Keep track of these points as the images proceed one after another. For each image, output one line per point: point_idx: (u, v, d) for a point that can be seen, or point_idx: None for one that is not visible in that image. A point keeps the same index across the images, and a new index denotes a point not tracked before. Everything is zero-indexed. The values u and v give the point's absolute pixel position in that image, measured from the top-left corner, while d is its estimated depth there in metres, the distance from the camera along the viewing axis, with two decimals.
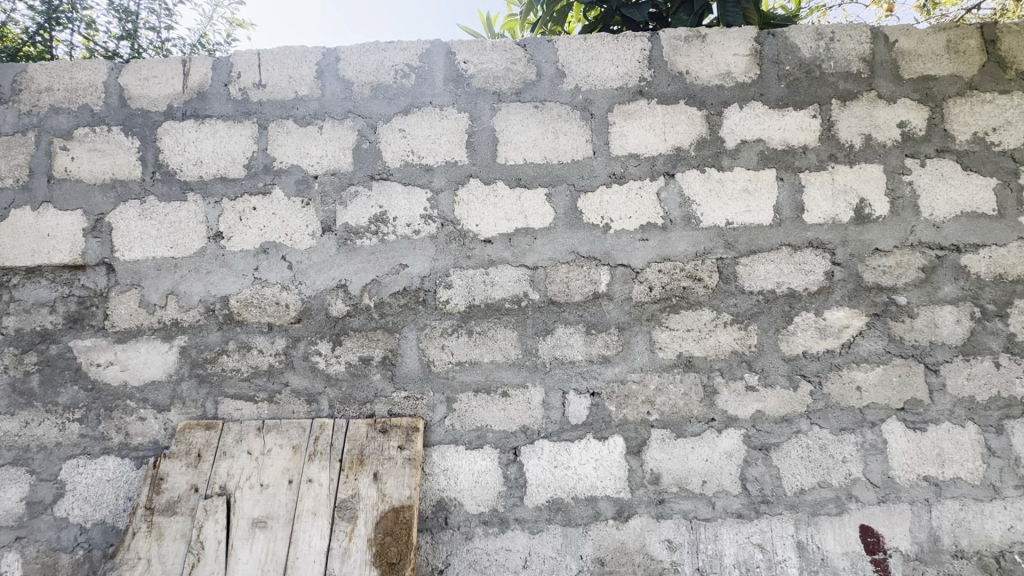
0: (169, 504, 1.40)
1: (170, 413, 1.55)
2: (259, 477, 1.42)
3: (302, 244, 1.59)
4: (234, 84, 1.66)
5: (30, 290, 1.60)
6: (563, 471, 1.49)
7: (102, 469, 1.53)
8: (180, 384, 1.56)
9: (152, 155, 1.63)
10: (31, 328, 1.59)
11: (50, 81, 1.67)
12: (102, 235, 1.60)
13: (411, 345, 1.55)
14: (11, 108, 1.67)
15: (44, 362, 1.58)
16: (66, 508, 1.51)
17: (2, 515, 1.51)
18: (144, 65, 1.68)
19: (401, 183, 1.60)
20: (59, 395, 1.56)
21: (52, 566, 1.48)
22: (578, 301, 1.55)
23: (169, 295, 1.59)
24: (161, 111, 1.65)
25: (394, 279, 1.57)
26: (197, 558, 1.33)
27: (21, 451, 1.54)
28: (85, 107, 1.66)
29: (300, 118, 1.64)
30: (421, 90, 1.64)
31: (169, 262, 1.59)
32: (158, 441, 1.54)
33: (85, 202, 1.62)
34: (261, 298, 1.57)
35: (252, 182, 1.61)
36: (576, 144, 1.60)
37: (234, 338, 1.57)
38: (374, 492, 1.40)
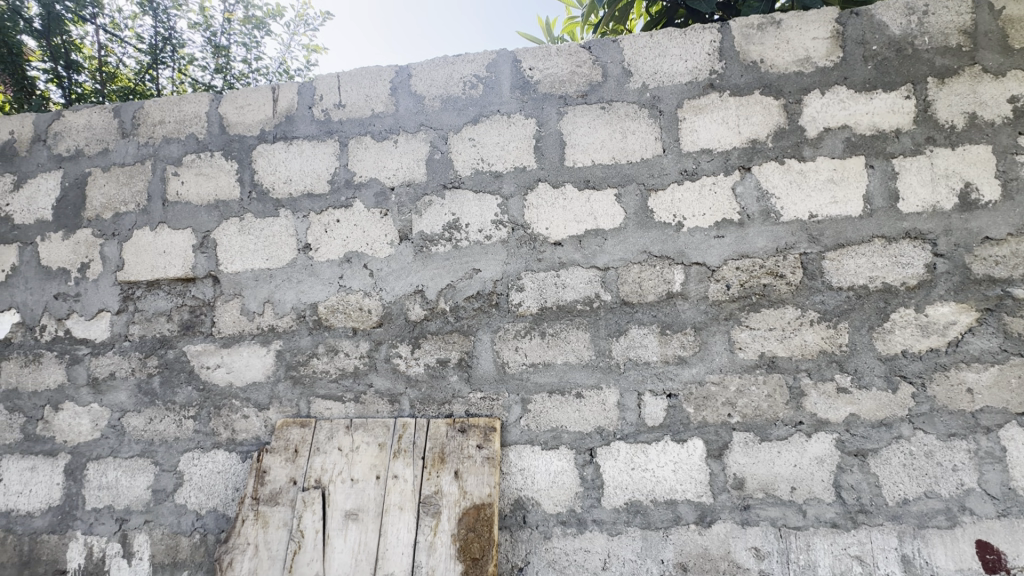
0: (272, 494, 1.52)
1: (269, 411, 1.69)
2: (350, 472, 1.51)
3: (382, 253, 1.68)
4: (318, 106, 1.78)
5: (150, 301, 1.81)
6: (641, 473, 1.47)
7: (213, 462, 1.69)
8: (277, 385, 1.69)
9: (248, 176, 1.79)
10: (152, 335, 1.79)
11: (163, 115, 1.88)
12: (208, 251, 1.78)
13: (486, 347, 1.59)
14: (132, 140, 1.89)
15: (163, 365, 1.77)
16: (185, 496, 1.68)
17: (133, 500, 1.71)
18: (239, 95, 1.84)
19: (472, 191, 1.65)
20: (177, 394, 1.75)
21: (174, 548, 1.65)
22: (652, 301, 1.53)
23: (265, 303, 1.73)
24: (255, 135, 1.81)
25: (468, 283, 1.62)
26: (298, 545, 1.44)
27: (147, 443, 1.74)
28: (192, 136, 1.85)
29: (376, 133, 1.73)
30: (489, 99, 1.68)
31: (265, 273, 1.74)
32: (259, 437, 1.68)
33: (193, 221, 1.80)
34: (346, 304, 1.68)
35: (335, 197, 1.73)
36: (645, 142, 1.58)
37: (323, 341, 1.68)
38: (456, 489, 1.45)
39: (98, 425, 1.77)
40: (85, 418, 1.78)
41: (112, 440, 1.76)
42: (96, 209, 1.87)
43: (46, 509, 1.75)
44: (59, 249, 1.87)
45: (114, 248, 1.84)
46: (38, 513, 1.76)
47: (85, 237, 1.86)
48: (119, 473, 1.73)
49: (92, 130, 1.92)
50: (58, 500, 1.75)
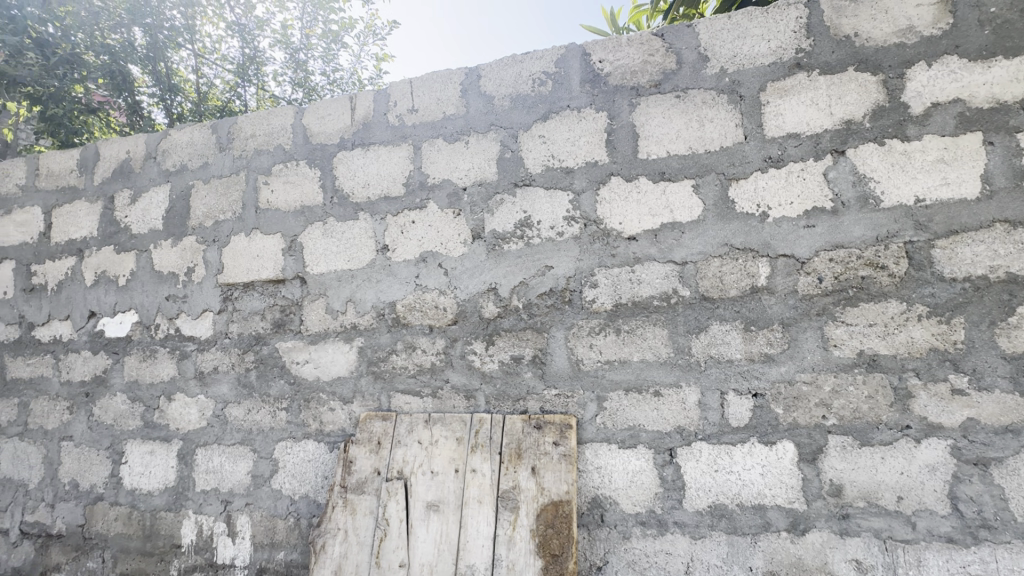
0: (358, 483, 1.60)
1: (353, 405, 1.78)
2: (430, 465, 1.56)
3: (456, 252, 1.72)
4: (392, 112, 1.85)
5: (247, 301, 1.96)
6: (725, 476, 1.41)
7: (304, 451, 1.80)
8: (360, 379, 1.78)
9: (330, 182, 1.89)
10: (249, 333, 1.94)
11: (254, 128, 2.03)
12: (296, 253, 1.90)
13: (560, 345, 1.59)
14: (228, 154, 2.05)
15: (258, 360, 1.91)
16: (280, 482, 1.81)
17: (236, 484, 1.87)
18: (321, 105, 1.95)
19: (543, 188, 1.65)
20: (271, 388, 1.88)
21: (272, 529, 1.79)
22: (734, 296, 1.46)
23: (348, 302, 1.82)
24: (335, 143, 1.91)
25: (541, 280, 1.62)
26: (384, 533, 1.51)
27: (246, 432, 1.89)
28: (279, 147, 1.98)
29: (448, 135, 1.77)
30: (558, 95, 1.67)
31: (347, 273, 1.83)
32: (345, 429, 1.77)
33: (282, 226, 1.93)
34: (422, 303, 1.73)
35: (410, 199, 1.79)
36: (724, 130, 1.51)
37: (402, 338, 1.75)
38: (533, 485, 1.46)
39: (205, 414, 1.95)
40: (193, 408, 1.97)
41: (216, 428, 1.93)
42: (198, 218, 2.05)
43: (163, 489, 1.95)
44: (169, 255, 2.07)
45: (215, 253, 2.01)
46: (156, 493, 1.96)
47: (190, 244, 2.05)
48: (223, 459, 1.90)
49: (193, 146, 2.11)
50: (172, 481, 1.95)
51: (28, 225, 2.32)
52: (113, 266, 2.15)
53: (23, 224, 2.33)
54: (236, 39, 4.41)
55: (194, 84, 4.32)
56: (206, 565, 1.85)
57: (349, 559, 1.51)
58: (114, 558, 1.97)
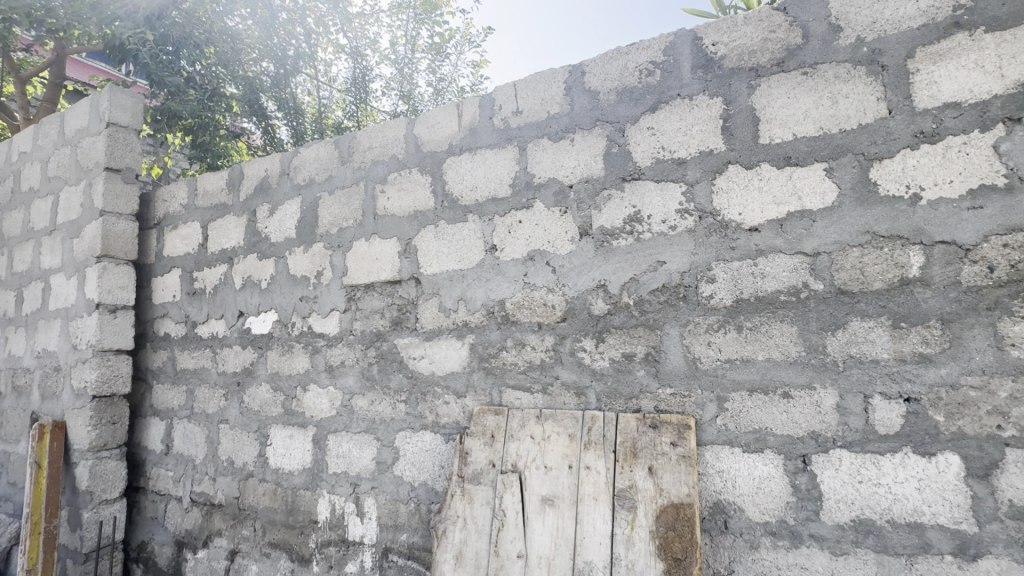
0: (474, 474, 1.66)
1: (467, 399, 1.85)
2: (543, 460, 1.58)
3: (563, 250, 1.73)
4: (497, 116, 1.91)
5: (368, 301, 2.12)
6: (872, 488, 1.28)
7: (422, 441, 1.92)
8: (472, 375, 1.85)
9: (441, 187, 1.99)
10: (371, 330, 2.10)
11: (371, 141, 2.19)
12: (411, 256, 2.02)
13: (674, 342, 1.54)
14: (349, 166, 2.24)
15: (379, 355, 2.07)
16: (402, 469, 1.94)
17: (362, 469, 2.03)
18: (430, 115, 2.06)
19: (653, 181, 1.60)
20: (391, 381, 2.03)
21: (395, 512, 1.92)
22: (879, 289, 1.32)
23: (459, 301, 1.90)
24: (444, 149, 2.01)
25: (652, 276, 1.58)
26: (502, 523, 1.56)
27: (370, 422, 2.05)
28: (393, 157, 2.12)
29: (553, 134, 1.79)
30: (668, 84, 1.62)
31: (458, 273, 1.91)
32: (460, 421, 1.86)
33: (398, 231, 2.07)
34: (531, 300, 1.76)
35: (517, 199, 1.83)
36: (863, 105, 1.37)
37: (511, 335, 1.79)
38: (651, 486, 1.43)
39: (334, 403, 2.15)
40: (325, 399, 2.17)
41: (344, 417, 2.11)
42: (325, 226, 2.26)
43: (302, 470, 2.18)
44: (302, 260, 2.31)
45: (340, 257, 2.20)
46: (296, 472, 2.19)
47: (319, 250, 2.26)
48: (351, 445, 2.07)
49: (319, 161, 2.33)
50: (309, 463, 2.17)
51: (190, 237, 2.71)
52: (256, 271, 2.45)
53: (186, 237, 2.72)
54: (346, 61, 5.12)
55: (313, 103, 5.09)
56: (338, 540, 2.04)
57: (469, 545, 1.58)
58: (264, 527, 2.24)
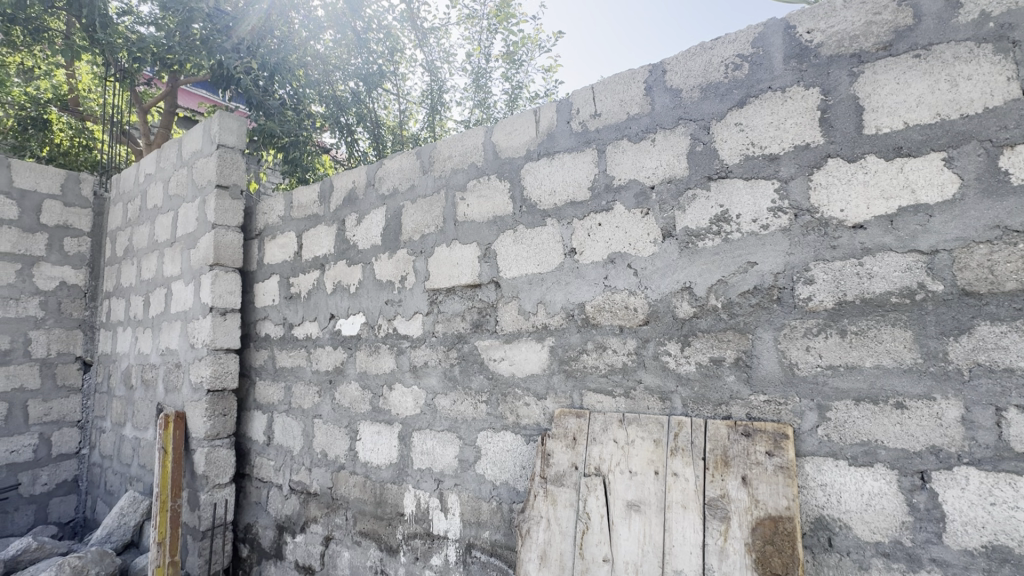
0: (557, 475, 1.67)
1: (547, 401, 1.87)
2: (628, 464, 1.56)
3: (645, 252, 1.70)
4: (575, 120, 1.92)
5: (449, 304, 2.20)
6: (1007, 511, 1.15)
7: (503, 441, 1.95)
8: (552, 377, 1.87)
9: (519, 192, 2.02)
10: (452, 332, 2.17)
11: (450, 150, 2.27)
12: (490, 260, 2.07)
13: (768, 347, 1.47)
14: (430, 175, 2.34)
15: (461, 357, 2.13)
16: (483, 468, 1.99)
17: (446, 466, 2.11)
18: (508, 122, 2.11)
19: (742, 179, 1.54)
20: (472, 381, 2.08)
21: (478, 509, 1.98)
22: (1012, 290, 1.19)
23: (538, 304, 1.93)
24: (522, 155, 2.04)
25: (742, 278, 1.52)
26: (586, 526, 1.55)
27: (452, 421, 2.12)
28: (472, 165, 2.19)
29: (633, 135, 1.77)
30: (757, 78, 1.55)
31: (537, 276, 1.94)
32: (540, 423, 1.88)
33: (477, 236, 2.12)
34: (612, 303, 1.75)
35: (596, 202, 1.83)
36: (989, 86, 1.24)
37: (592, 338, 1.79)
38: (746, 496, 1.37)
39: (418, 402, 2.24)
40: (409, 397, 2.28)
41: (428, 415, 2.20)
42: (408, 233, 2.37)
43: (389, 464, 2.30)
44: (387, 266, 2.44)
45: (422, 263, 2.30)
46: (384, 467, 2.32)
47: (403, 256, 2.38)
48: (435, 442, 2.16)
49: (403, 171, 2.45)
50: (395, 458, 2.28)
51: (286, 246, 2.95)
52: (346, 276, 2.62)
53: (284, 246, 2.97)
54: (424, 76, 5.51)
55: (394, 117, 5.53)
56: (424, 533, 2.13)
57: (554, 546, 1.59)
58: (354, 517, 2.38)
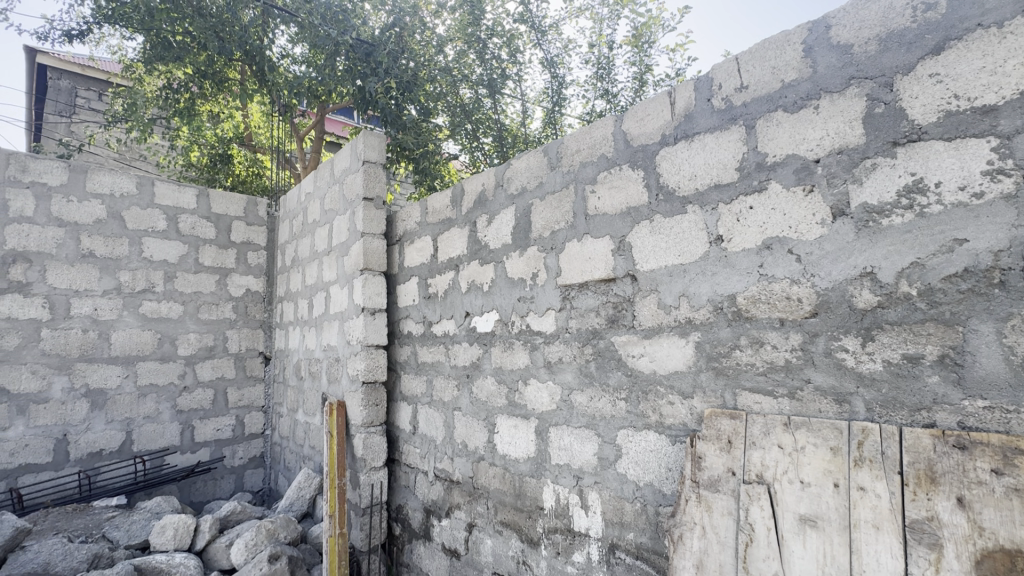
0: (711, 480, 1.54)
1: (694, 400, 1.74)
2: (798, 474, 1.40)
3: (811, 234, 1.51)
4: (717, 96, 1.77)
5: (582, 299, 2.16)
6: None
7: (646, 441, 1.87)
8: (700, 375, 1.73)
9: (654, 180, 1.92)
10: (586, 328, 2.13)
11: (578, 144, 2.24)
12: (626, 253, 1.99)
13: (987, 341, 1.21)
14: (558, 172, 2.33)
15: (597, 353, 2.08)
16: (625, 467, 1.92)
17: (585, 463, 2.08)
18: (639, 109, 2.02)
19: (942, 140, 1.29)
20: (610, 378, 2.02)
21: (621, 509, 1.92)
22: None
23: (681, 297, 1.81)
24: (657, 141, 1.93)
25: (946, 259, 1.27)
26: (749, 538, 1.42)
27: (590, 418, 2.08)
28: (603, 156, 2.13)
29: (790, 105, 1.58)
30: (960, 15, 1.29)
31: (678, 268, 1.82)
32: (687, 423, 1.76)
33: (610, 229, 2.06)
34: (770, 293, 1.58)
35: (745, 182, 1.66)
36: None
37: (746, 333, 1.63)
38: (964, 521, 1.15)
39: (554, 398, 2.24)
40: (545, 392, 2.29)
41: (564, 411, 2.19)
42: (539, 230, 2.39)
43: (527, 458, 2.34)
44: (519, 264, 2.48)
45: (553, 259, 2.29)
46: (522, 460, 2.36)
47: (533, 253, 2.40)
48: (573, 439, 2.14)
49: (530, 170, 2.47)
50: (533, 452, 2.31)
51: (424, 250, 3.16)
52: (479, 275, 2.72)
53: (421, 249, 3.19)
54: (543, 73, 5.62)
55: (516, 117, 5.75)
56: (565, 529, 2.13)
57: (711, 556, 1.48)
58: (496, 507, 2.47)
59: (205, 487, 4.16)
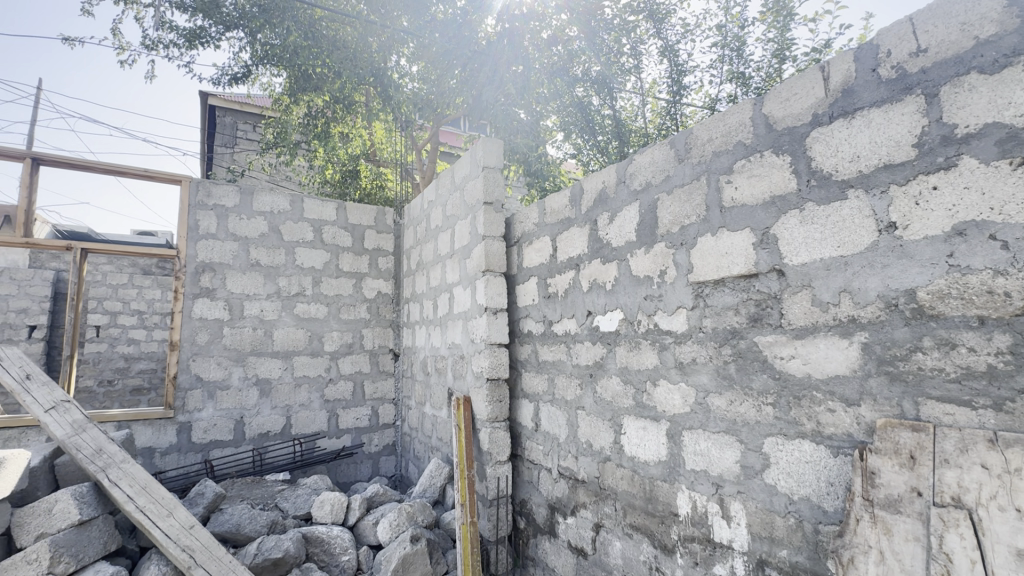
0: (890, 500, 1.37)
1: (862, 408, 1.56)
2: (1012, 501, 1.18)
3: (1021, 216, 1.27)
4: (885, 64, 1.57)
5: (718, 297, 2.03)
6: None
7: (799, 451, 1.71)
8: (868, 380, 1.54)
9: (805, 165, 1.75)
10: (724, 327, 2.00)
11: (710, 133, 2.12)
12: (770, 246, 1.84)
13: None
14: (687, 164, 2.22)
15: (737, 354, 1.94)
16: (774, 477, 1.78)
17: (725, 470, 1.95)
18: (783, 88, 1.85)
19: None
20: (753, 381, 1.87)
21: (770, 523, 1.78)
22: None
23: (842, 293, 1.62)
24: (807, 122, 1.76)
25: None
26: (945, 570, 1.25)
27: (730, 423, 1.94)
28: (740, 144, 1.99)
29: (987, 65, 1.35)
30: None
31: (837, 261, 1.64)
32: (853, 434, 1.57)
33: (751, 220, 1.92)
34: (962, 287, 1.36)
35: (925, 160, 1.46)
36: None
37: (930, 333, 1.42)
38: None
39: (687, 400, 2.14)
40: (677, 394, 2.19)
41: (699, 414, 2.08)
42: (666, 225, 2.30)
43: (657, 462, 2.26)
44: (644, 261, 2.41)
45: (684, 255, 2.19)
46: (652, 463, 2.29)
47: (661, 249, 2.32)
48: (710, 444, 2.02)
49: (656, 164, 2.39)
50: (665, 456, 2.23)
51: (542, 250, 3.21)
52: (601, 274, 2.69)
53: (540, 250, 3.24)
54: (664, 62, 5.50)
55: (633, 109, 5.70)
56: (703, 538, 2.03)
57: None
58: (624, 509, 2.43)
59: (348, 470, 4.64)
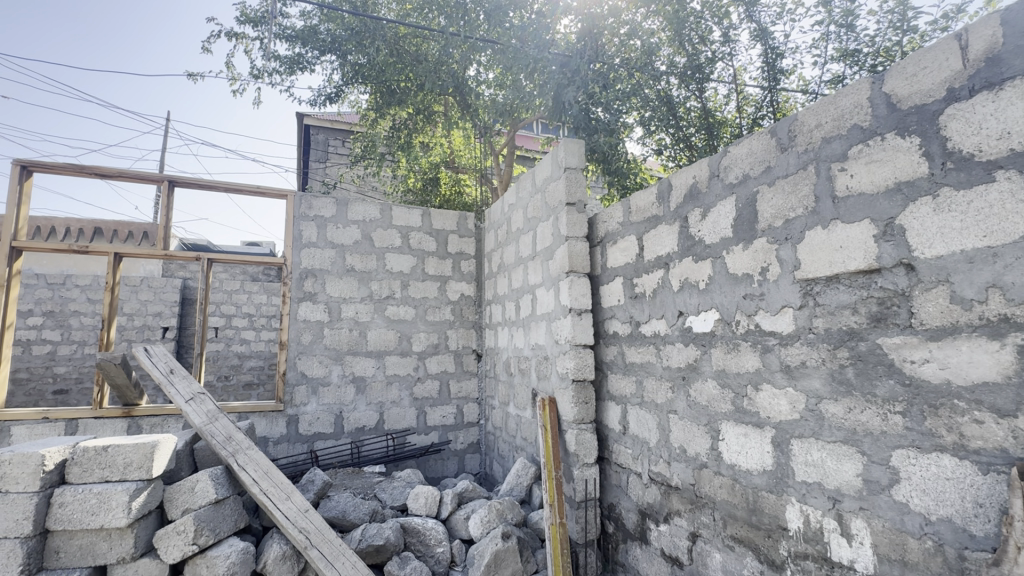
0: None
1: (1019, 420, 1.37)
2: None
3: None
4: None
5: (832, 295, 1.87)
6: None
7: (937, 466, 1.53)
8: None
9: (938, 146, 1.57)
10: (839, 327, 1.84)
11: (819, 118, 1.96)
12: (896, 238, 1.67)
13: None
14: (792, 153, 2.07)
15: (856, 357, 1.78)
16: (906, 494, 1.60)
17: (844, 484, 1.79)
18: (909, 62, 1.67)
19: None
20: (877, 387, 1.70)
21: (901, 545, 1.61)
22: None
23: (989, 289, 1.43)
24: (940, 98, 1.58)
25: None
26: None
27: (850, 432, 1.78)
28: (855, 127, 1.83)
29: None
30: None
31: (982, 253, 1.45)
32: (1008, 449, 1.38)
33: (872, 210, 1.75)
34: None
35: None
36: None
37: None
38: None
39: (796, 407, 1.99)
40: (783, 400, 2.05)
41: (811, 422, 1.93)
42: (767, 220, 2.16)
43: (762, 471, 2.12)
44: (742, 258, 2.28)
45: (789, 251, 2.04)
46: (756, 473, 2.15)
47: (762, 245, 2.18)
48: (825, 454, 1.86)
49: (754, 155, 2.26)
50: (770, 466, 2.08)
51: (628, 249, 3.14)
52: (693, 273, 2.58)
53: (625, 249, 3.18)
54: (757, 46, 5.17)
55: (720, 98, 5.40)
56: (818, 556, 1.88)
57: None
58: (724, 520, 2.31)
59: (436, 465, 4.84)
